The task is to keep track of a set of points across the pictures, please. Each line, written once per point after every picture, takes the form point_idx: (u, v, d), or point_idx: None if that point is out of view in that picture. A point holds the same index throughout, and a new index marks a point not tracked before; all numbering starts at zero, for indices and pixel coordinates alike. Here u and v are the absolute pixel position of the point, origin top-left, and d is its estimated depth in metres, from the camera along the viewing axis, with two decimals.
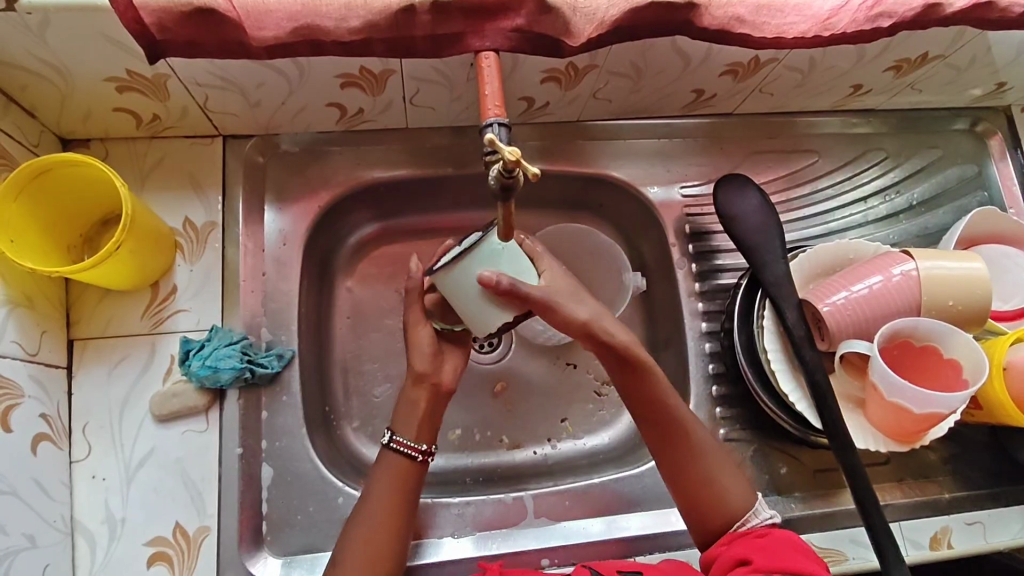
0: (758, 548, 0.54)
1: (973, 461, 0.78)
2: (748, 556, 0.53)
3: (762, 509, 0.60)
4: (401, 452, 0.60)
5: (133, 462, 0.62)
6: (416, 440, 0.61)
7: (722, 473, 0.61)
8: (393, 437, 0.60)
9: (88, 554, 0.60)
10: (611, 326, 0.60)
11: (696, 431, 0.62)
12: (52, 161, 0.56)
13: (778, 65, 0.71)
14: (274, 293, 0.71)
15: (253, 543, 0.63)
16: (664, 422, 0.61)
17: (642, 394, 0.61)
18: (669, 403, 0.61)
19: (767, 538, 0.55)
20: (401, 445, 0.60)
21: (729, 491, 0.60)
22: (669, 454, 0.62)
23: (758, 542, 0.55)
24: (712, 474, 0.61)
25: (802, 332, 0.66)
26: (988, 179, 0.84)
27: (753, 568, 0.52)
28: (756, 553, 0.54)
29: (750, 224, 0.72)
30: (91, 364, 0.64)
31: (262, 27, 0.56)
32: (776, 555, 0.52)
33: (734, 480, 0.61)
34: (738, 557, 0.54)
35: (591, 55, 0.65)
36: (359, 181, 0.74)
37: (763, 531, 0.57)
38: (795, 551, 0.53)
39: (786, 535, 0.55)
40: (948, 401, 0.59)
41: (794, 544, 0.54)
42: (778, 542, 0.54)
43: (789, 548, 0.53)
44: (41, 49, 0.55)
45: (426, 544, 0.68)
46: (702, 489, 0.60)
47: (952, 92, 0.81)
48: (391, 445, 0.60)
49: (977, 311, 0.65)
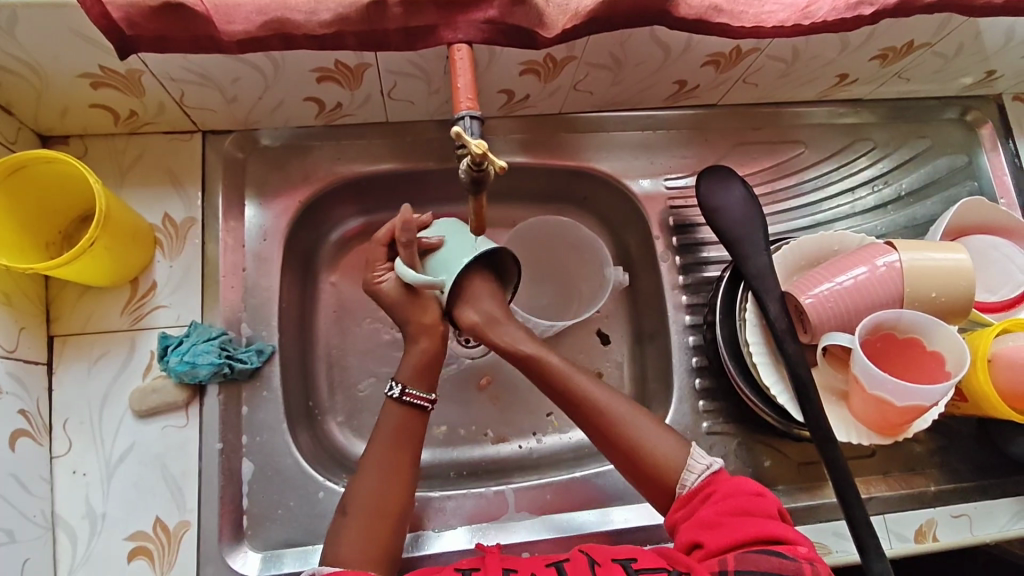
0: (708, 525, 0.54)
1: (961, 454, 0.77)
2: (700, 538, 0.53)
3: (695, 461, 0.59)
4: (413, 404, 0.64)
5: (113, 457, 0.63)
6: (426, 391, 0.65)
7: (652, 444, 0.61)
8: (405, 391, 0.64)
9: (69, 549, 0.60)
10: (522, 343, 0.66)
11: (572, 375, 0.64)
12: (23, 158, 0.56)
13: (759, 55, 0.70)
14: (254, 289, 0.70)
15: (233, 537, 0.63)
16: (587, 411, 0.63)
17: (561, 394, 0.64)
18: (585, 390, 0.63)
19: (711, 505, 0.55)
20: (415, 396, 0.64)
21: (659, 454, 0.60)
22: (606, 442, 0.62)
23: (707, 518, 0.54)
24: (632, 437, 0.61)
25: (784, 324, 0.66)
26: (978, 169, 0.83)
27: (708, 554, 0.51)
28: (708, 528, 0.53)
29: (733, 216, 0.72)
30: (71, 361, 0.64)
31: (231, 21, 0.55)
32: (728, 529, 0.52)
33: (655, 434, 0.61)
34: (689, 541, 0.54)
35: (568, 45, 0.64)
36: (340, 175, 0.74)
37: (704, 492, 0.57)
38: (740, 518, 0.53)
39: (731, 496, 0.55)
40: (930, 394, 0.59)
41: (736, 504, 0.54)
42: (727, 510, 0.54)
43: (736, 517, 0.53)
44: (12, 46, 0.55)
45: (424, 537, 0.68)
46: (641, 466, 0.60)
47: (941, 81, 0.80)
48: (404, 399, 0.64)
49: (960, 302, 0.65)
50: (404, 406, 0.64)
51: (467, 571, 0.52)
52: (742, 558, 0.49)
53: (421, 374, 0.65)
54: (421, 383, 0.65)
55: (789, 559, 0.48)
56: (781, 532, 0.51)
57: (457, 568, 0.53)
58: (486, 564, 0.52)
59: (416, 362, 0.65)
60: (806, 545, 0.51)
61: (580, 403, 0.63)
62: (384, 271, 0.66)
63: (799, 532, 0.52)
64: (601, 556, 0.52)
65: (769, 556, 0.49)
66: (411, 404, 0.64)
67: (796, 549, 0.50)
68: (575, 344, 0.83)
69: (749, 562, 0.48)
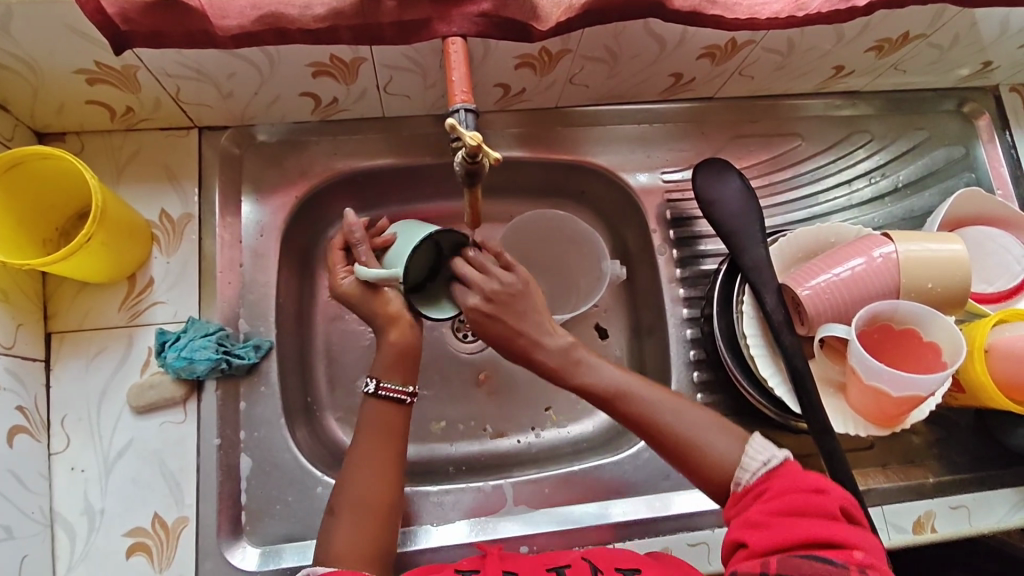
0: (758, 525, 0.50)
1: (959, 446, 0.77)
2: (744, 538, 0.50)
3: (751, 459, 0.55)
4: (389, 398, 0.62)
5: (111, 453, 0.63)
6: (402, 384, 0.63)
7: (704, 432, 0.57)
8: (379, 384, 0.62)
9: (68, 545, 0.60)
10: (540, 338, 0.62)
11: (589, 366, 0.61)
12: (19, 154, 0.56)
13: (755, 47, 0.70)
14: (252, 284, 0.70)
15: (232, 532, 0.63)
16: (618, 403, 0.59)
17: (587, 391, 0.61)
18: (617, 382, 0.60)
19: (768, 501, 0.51)
20: (389, 391, 0.62)
21: (711, 453, 0.56)
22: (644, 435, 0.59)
23: (756, 517, 0.50)
24: (680, 436, 0.57)
25: (780, 316, 0.66)
26: (976, 160, 0.83)
27: (752, 555, 0.49)
28: (759, 527, 0.50)
29: (730, 209, 0.72)
30: (69, 357, 0.64)
31: (225, 16, 0.55)
32: (777, 531, 0.49)
33: (706, 430, 0.57)
34: (734, 539, 0.51)
35: (564, 38, 0.64)
36: (336, 171, 0.74)
37: (760, 486, 0.53)
38: (793, 518, 0.49)
39: (786, 494, 0.51)
40: (927, 383, 0.58)
41: (791, 502, 0.50)
42: (779, 509, 0.50)
43: (788, 516, 0.49)
44: (7, 42, 0.55)
45: (415, 532, 0.67)
46: (691, 458, 0.57)
47: (938, 72, 0.80)
48: (380, 393, 0.62)
49: (957, 293, 0.65)
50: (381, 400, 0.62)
51: (467, 572, 0.52)
52: (785, 562, 0.46)
53: (395, 367, 0.63)
54: (395, 375, 0.63)
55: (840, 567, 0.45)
56: (837, 535, 0.47)
57: (457, 569, 0.53)
58: (487, 565, 0.52)
59: (390, 355, 0.63)
60: (866, 551, 0.47)
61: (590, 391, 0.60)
62: (348, 273, 0.65)
63: (861, 535, 0.48)
64: (604, 564, 0.54)
65: (816, 562, 0.45)
66: (387, 398, 0.62)
67: (851, 554, 0.46)
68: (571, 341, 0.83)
69: (792, 569, 0.46)
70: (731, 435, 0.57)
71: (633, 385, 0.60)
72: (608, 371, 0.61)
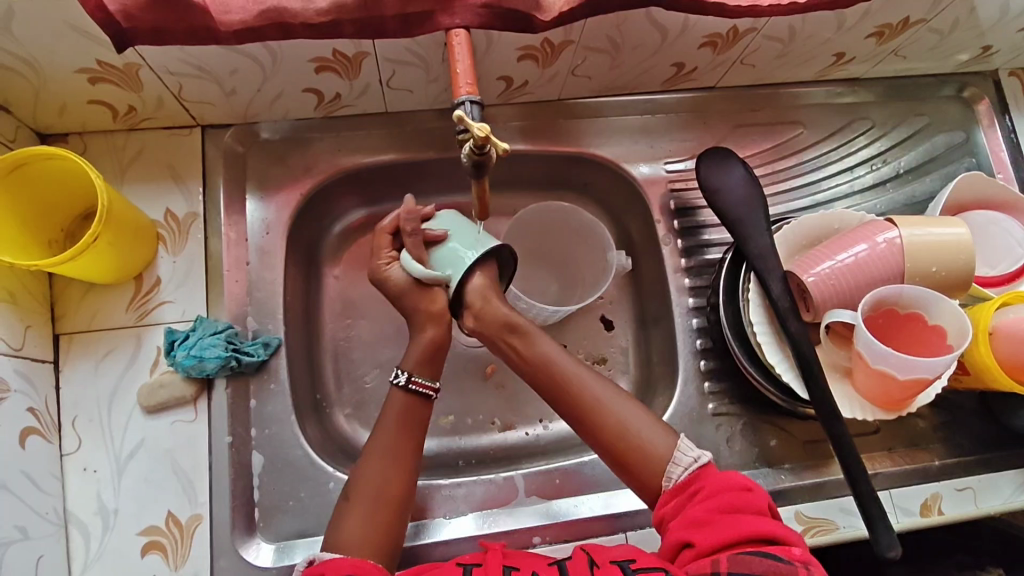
0: (696, 527, 0.51)
1: (964, 429, 0.78)
2: (690, 537, 0.51)
3: (682, 455, 0.58)
4: (419, 392, 0.64)
5: (123, 453, 0.63)
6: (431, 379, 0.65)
7: (633, 420, 0.60)
8: (410, 379, 0.64)
9: (83, 545, 0.60)
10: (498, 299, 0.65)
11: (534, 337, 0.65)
12: (24, 155, 0.56)
13: (757, 35, 0.70)
14: (258, 282, 0.70)
15: (246, 530, 0.63)
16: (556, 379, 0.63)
17: (526, 359, 0.64)
18: (553, 357, 0.64)
19: (702, 504, 0.53)
20: (421, 386, 0.64)
21: (641, 441, 0.59)
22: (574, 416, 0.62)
23: (698, 517, 0.52)
24: (612, 419, 0.60)
25: (787, 303, 0.66)
26: (976, 145, 0.83)
27: (700, 554, 0.49)
28: (697, 529, 0.51)
29: (734, 198, 0.72)
30: (78, 359, 0.64)
31: (228, 11, 0.55)
32: (719, 528, 0.50)
33: (640, 421, 0.60)
34: (679, 541, 0.51)
35: (566, 29, 0.64)
36: (341, 167, 0.74)
37: (693, 486, 0.55)
38: (731, 515, 0.51)
39: (721, 493, 0.53)
40: (932, 366, 0.59)
41: (727, 502, 0.52)
42: (718, 508, 0.52)
43: (727, 514, 0.51)
44: (9, 42, 0.55)
45: (426, 526, 0.68)
46: (616, 443, 0.59)
47: (937, 58, 0.80)
48: (409, 386, 0.64)
49: (961, 276, 0.65)
50: (409, 394, 0.64)
51: (469, 566, 0.51)
52: (734, 558, 0.47)
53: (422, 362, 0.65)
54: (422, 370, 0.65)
55: (785, 560, 0.47)
56: (774, 530, 0.49)
57: (459, 564, 0.52)
58: (488, 561, 0.51)
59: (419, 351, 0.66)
60: (801, 545, 0.49)
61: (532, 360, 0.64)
62: (390, 259, 0.67)
63: (793, 531, 0.50)
64: (601, 557, 0.52)
65: (761, 556, 0.47)
66: (417, 392, 0.64)
67: (790, 550, 0.48)
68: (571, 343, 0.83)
69: (742, 563, 0.46)
70: (662, 431, 0.60)
71: (569, 366, 0.63)
72: (553, 347, 0.64)
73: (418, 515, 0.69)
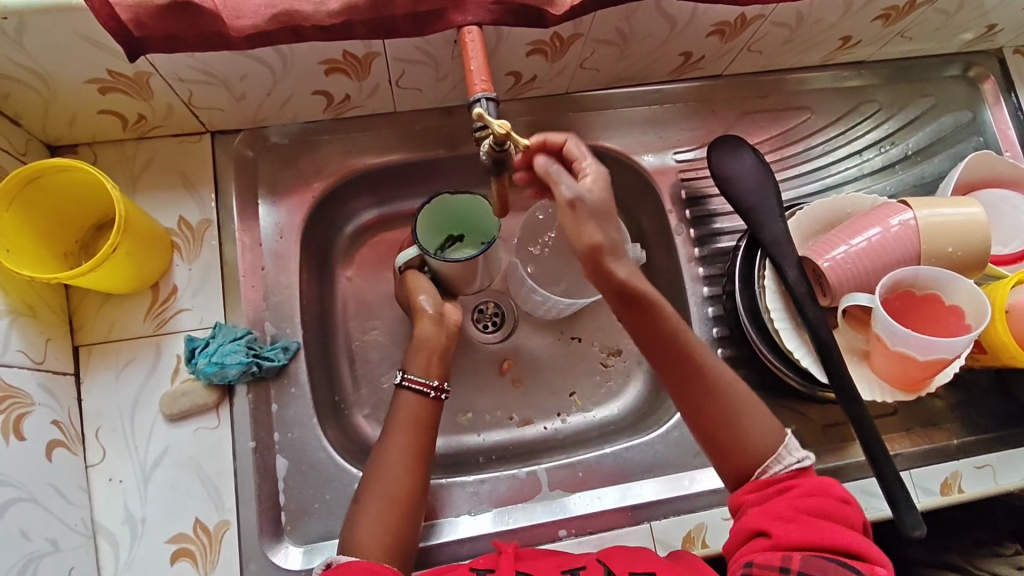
0: (779, 522, 0.51)
1: (979, 407, 0.78)
2: (771, 527, 0.51)
3: (788, 453, 0.56)
4: (413, 389, 0.65)
5: (148, 463, 0.63)
6: (426, 377, 0.66)
7: (747, 410, 0.58)
8: (404, 376, 0.66)
9: (112, 555, 0.60)
10: (614, 254, 0.57)
11: (663, 307, 0.58)
12: (37, 168, 0.56)
13: (765, 22, 0.69)
14: (275, 287, 0.70)
15: (274, 534, 0.64)
16: (673, 353, 0.58)
17: (646, 329, 0.58)
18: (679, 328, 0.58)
19: (795, 501, 0.52)
20: (414, 382, 0.65)
21: (749, 433, 0.57)
22: (682, 392, 0.59)
23: (784, 512, 0.52)
24: (726, 404, 0.58)
25: (803, 288, 0.67)
26: (983, 124, 0.84)
27: (775, 546, 0.50)
28: (782, 524, 0.51)
29: (746, 185, 0.72)
30: (98, 370, 0.64)
31: (240, 16, 0.55)
32: (803, 528, 0.50)
33: (753, 410, 0.58)
34: (755, 528, 0.52)
35: (575, 23, 0.64)
36: (351, 169, 0.74)
37: (790, 481, 0.55)
38: (819, 519, 0.51)
39: (813, 496, 0.53)
40: (952, 346, 0.59)
41: (819, 506, 0.52)
42: (807, 509, 0.52)
43: (815, 518, 0.51)
44: (21, 56, 0.54)
45: (438, 525, 0.68)
46: (724, 430, 0.57)
47: (942, 38, 0.80)
48: (404, 383, 0.66)
49: (977, 256, 0.65)
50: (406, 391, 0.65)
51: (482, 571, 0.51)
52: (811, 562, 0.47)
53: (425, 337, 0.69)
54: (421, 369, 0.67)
55: None
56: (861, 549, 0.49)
57: (471, 566, 0.52)
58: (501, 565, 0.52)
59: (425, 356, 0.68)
60: (886, 566, 0.49)
61: (657, 328, 0.58)
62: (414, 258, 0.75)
63: (881, 551, 0.50)
64: (618, 566, 0.53)
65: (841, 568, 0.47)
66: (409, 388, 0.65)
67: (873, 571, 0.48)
68: (584, 338, 0.84)
69: None
70: (770, 427, 0.58)
71: (693, 339, 0.59)
72: (676, 319, 0.58)
73: (439, 513, 0.70)
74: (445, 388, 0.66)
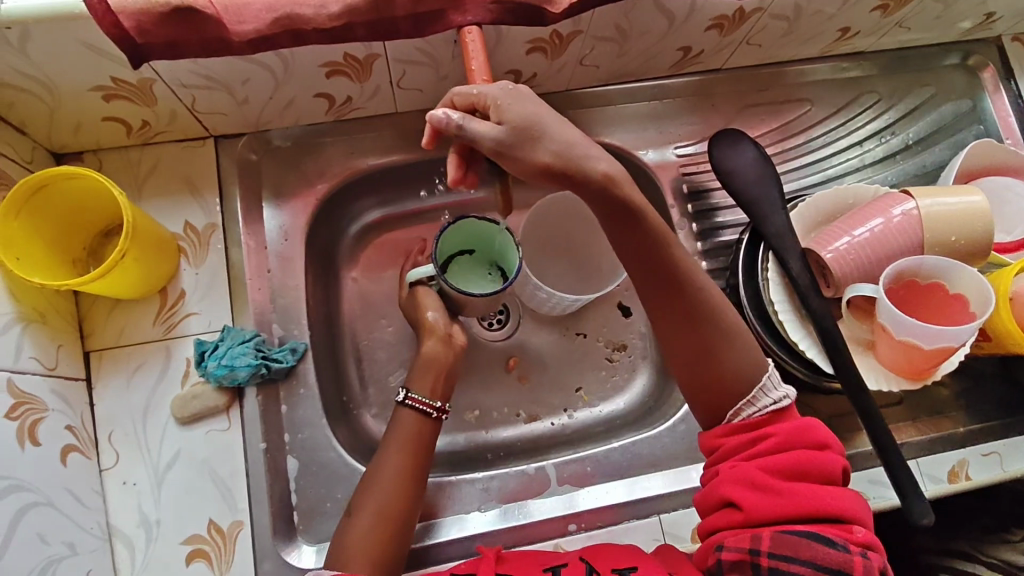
0: (750, 490, 0.51)
1: (984, 394, 0.79)
2: (740, 498, 0.51)
3: (764, 395, 0.56)
4: (416, 408, 0.66)
5: (161, 465, 0.63)
6: (430, 398, 0.66)
7: (729, 334, 0.57)
8: (407, 395, 0.66)
9: (128, 558, 0.61)
10: (588, 155, 0.52)
11: (649, 217, 0.54)
12: (47, 175, 0.56)
13: (763, 14, 0.70)
14: (282, 289, 0.71)
15: (286, 534, 0.64)
16: (663, 269, 0.56)
17: (633, 238, 0.55)
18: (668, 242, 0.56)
19: (767, 461, 0.52)
20: (416, 401, 0.66)
21: (729, 357, 0.57)
22: (666, 309, 0.57)
23: (755, 478, 0.51)
24: (710, 324, 0.57)
25: (807, 279, 0.67)
26: (983, 112, 0.84)
27: (746, 518, 0.50)
28: (751, 491, 0.51)
29: (746, 179, 0.73)
30: (109, 375, 0.65)
31: (242, 21, 0.55)
32: (773, 497, 0.50)
33: (735, 334, 0.57)
34: (726, 498, 0.52)
35: (574, 20, 0.64)
36: (355, 170, 0.74)
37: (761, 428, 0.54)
38: (791, 483, 0.50)
39: (785, 452, 0.52)
40: (957, 334, 0.59)
41: (790, 466, 0.51)
42: (777, 471, 0.51)
43: (787, 482, 0.50)
44: (26, 65, 0.55)
45: (445, 523, 0.69)
46: (704, 350, 0.57)
47: (941, 27, 0.80)
48: (408, 402, 0.66)
49: (980, 244, 0.65)
50: (410, 410, 0.66)
51: None
52: (780, 538, 0.47)
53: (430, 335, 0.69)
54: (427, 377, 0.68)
55: (839, 548, 0.46)
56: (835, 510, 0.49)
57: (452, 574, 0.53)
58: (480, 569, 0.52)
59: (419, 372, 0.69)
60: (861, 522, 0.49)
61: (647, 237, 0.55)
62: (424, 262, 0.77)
63: (856, 503, 0.50)
64: (602, 564, 0.54)
65: (810, 539, 0.47)
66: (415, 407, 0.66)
67: (846, 533, 0.48)
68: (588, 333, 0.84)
69: (786, 546, 0.47)
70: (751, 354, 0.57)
71: (681, 254, 0.57)
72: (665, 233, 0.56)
73: (449, 509, 0.70)
74: (446, 409, 0.67)
